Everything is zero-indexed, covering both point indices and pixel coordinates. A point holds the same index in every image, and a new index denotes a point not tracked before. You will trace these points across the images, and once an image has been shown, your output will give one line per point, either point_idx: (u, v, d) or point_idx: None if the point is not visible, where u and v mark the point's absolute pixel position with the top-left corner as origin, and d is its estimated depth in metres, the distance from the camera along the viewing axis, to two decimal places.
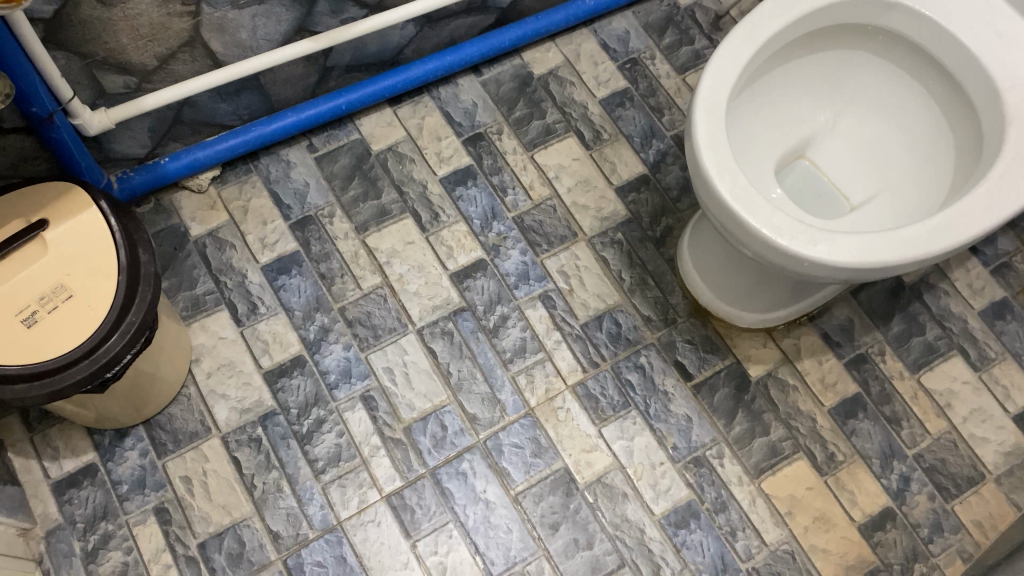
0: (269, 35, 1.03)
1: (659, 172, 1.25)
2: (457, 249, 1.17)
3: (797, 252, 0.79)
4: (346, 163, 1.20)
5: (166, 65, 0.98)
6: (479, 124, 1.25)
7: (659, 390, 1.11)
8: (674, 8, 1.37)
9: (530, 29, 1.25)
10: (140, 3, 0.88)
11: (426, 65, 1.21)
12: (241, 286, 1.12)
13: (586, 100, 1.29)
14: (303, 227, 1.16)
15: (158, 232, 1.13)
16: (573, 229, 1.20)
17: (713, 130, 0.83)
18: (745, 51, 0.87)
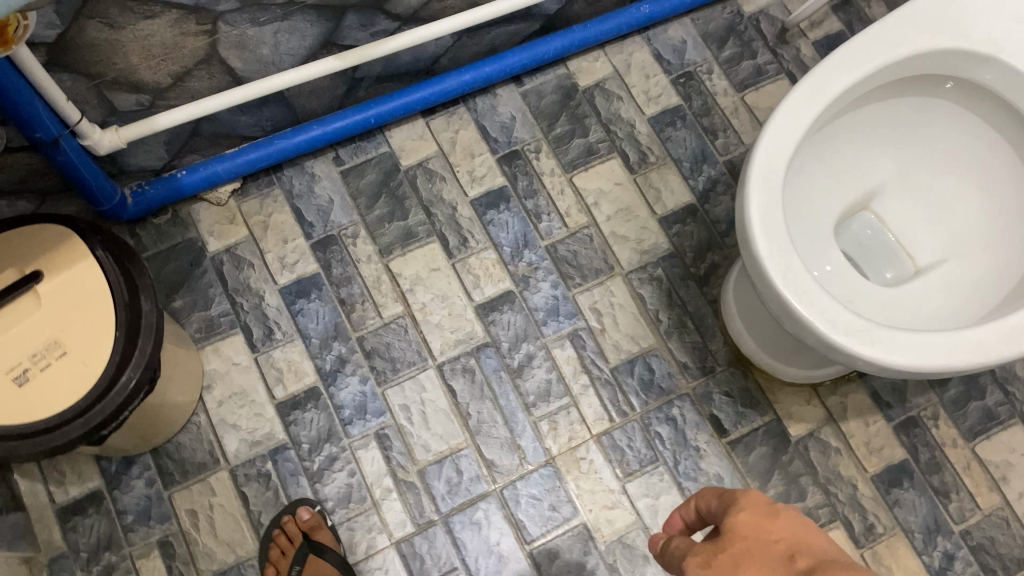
0: (292, 50, 0.96)
1: (707, 202, 1.15)
2: (484, 278, 1.11)
3: (852, 350, 0.71)
4: (373, 179, 1.14)
5: (181, 83, 0.92)
6: (516, 141, 1.17)
7: (691, 445, 1.05)
8: (737, 16, 1.25)
9: (577, 38, 1.15)
10: (151, 24, 0.82)
11: (462, 76, 1.12)
12: (257, 309, 1.07)
13: (634, 117, 1.19)
14: (325, 247, 1.11)
15: (174, 245, 1.09)
16: (610, 262, 1.12)
17: (768, 203, 0.74)
18: (811, 109, 0.78)
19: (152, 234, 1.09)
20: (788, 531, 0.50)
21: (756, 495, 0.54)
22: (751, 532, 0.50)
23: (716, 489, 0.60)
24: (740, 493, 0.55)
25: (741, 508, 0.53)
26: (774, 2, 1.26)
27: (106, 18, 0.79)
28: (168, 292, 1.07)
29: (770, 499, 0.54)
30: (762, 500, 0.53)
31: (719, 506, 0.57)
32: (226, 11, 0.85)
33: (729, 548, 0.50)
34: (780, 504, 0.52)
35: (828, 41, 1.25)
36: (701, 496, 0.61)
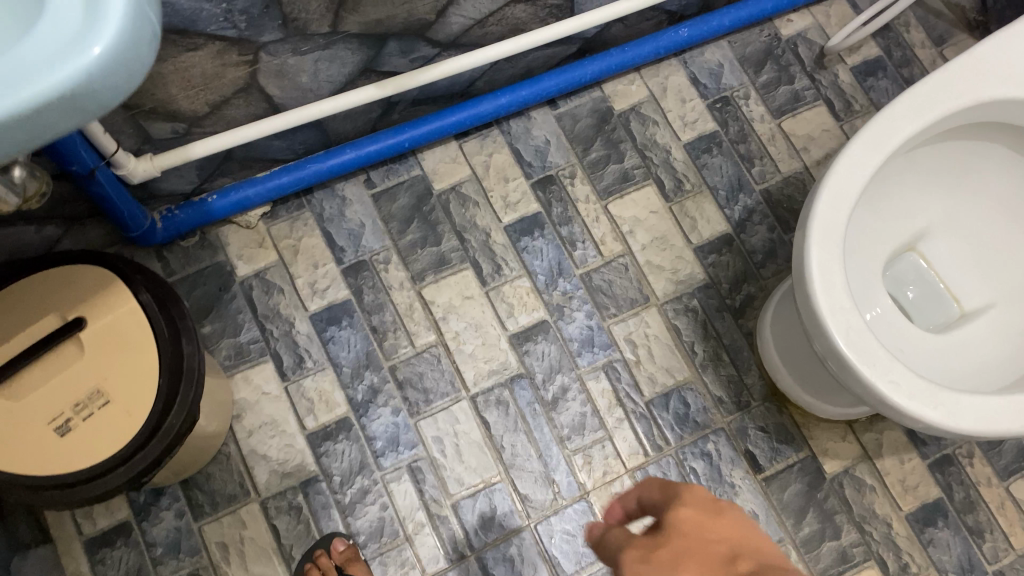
0: (331, 77, 0.94)
1: (744, 232, 1.14)
2: (517, 307, 1.09)
3: (914, 413, 0.70)
4: (405, 203, 1.12)
5: (218, 111, 0.90)
6: (550, 166, 1.15)
7: (726, 482, 1.03)
8: (775, 40, 1.22)
9: (613, 62, 1.13)
10: (193, 56, 0.80)
11: (497, 100, 1.10)
12: (287, 336, 1.05)
13: (670, 143, 1.17)
14: (356, 272, 1.09)
15: (202, 269, 1.06)
16: (645, 293, 1.10)
17: (829, 258, 0.73)
18: (872, 159, 0.76)
19: (179, 257, 1.07)
20: (729, 531, 0.48)
21: (699, 490, 0.52)
22: (693, 527, 0.48)
23: (659, 482, 0.58)
24: (684, 489, 0.53)
25: (682, 503, 0.51)
26: (812, 25, 1.24)
27: None
28: (196, 318, 1.04)
29: (714, 497, 0.51)
30: (706, 496, 0.51)
31: (661, 498, 0.55)
32: (268, 42, 0.83)
33: (672, 541, 0.47)
34: (723, 500, 0.50)
35: (867, 67, 1.22)
36: (644, 488, 0.59)
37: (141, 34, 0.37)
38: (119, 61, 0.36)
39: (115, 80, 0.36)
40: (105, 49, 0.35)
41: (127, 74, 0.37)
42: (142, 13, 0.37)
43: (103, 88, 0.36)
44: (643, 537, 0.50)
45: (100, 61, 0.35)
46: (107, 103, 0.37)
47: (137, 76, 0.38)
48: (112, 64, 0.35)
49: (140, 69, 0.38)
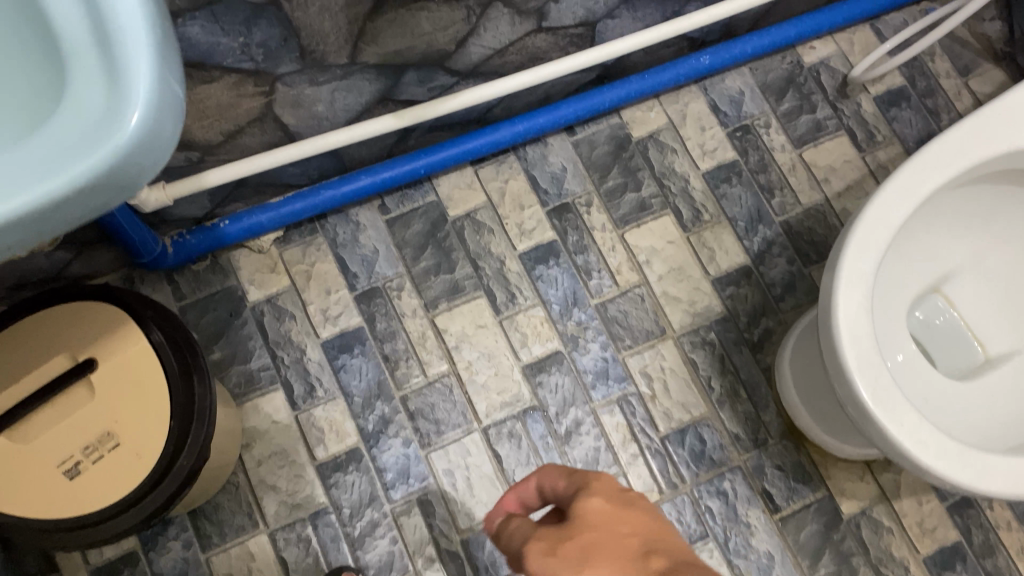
0: (348, 106, 0.92)
1: (763, 264, 1.12)
2: (531, 337, 1.07)
3: (942, 475, 0.69)
4: (420, 229, 1.10)
5: (232, 140, 0.88)
6: (567, 193, 1.13)
7: (741, 521, 1.02)
8: (797, 67, 1.20)
9: (633, 89, 1.11)
10: (208, 88, 0.78)
11: (515, 127, 1.08)
12: (298, 364, 1.04)
13: (688, 171, 1.15)
14: (369, 299, 1.07)
15: (214, 294, 1.05)
16: (661, 325, 1.09)
17: (856, 312, 0.72)
18: (901, 210, 0.75)
19: (190, 281, 1.05)
20: (639, 522, 0.46)
21: (608, 479, 0.51)
22: (602, 523, 0.46)
23: (564, 469, 0.57)
24: (593, 477, 0.52)
25: (591, 493, 0.49)
26: (835, 52, 1.22)
27: None
28: (206, 344, 1.03)
29: (623, 486, 0.51)
30: (615, 487, 0.50)
31: (568, 485, 0.54)
32: (285, 73, 0.82)
33: (580, 536, 0.45)
34: (633, 491, 0.49)
35: (891, 96, 1.20)
36: (546, 475, 0.57)
37: (170, 102, 0.36)
38: (151, 133, 0.35)
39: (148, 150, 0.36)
40: (143, 118, 0.34)
41: (159, 144, 0.36)
42: (170, 79, 0.36)
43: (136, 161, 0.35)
44: (549, 528, 0.48)
45: (138, 131, 0.34)
46: (141, 176, 0.37)
47: (168, 142, 0.37)
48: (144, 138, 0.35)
49: (171, 139, 0.38)
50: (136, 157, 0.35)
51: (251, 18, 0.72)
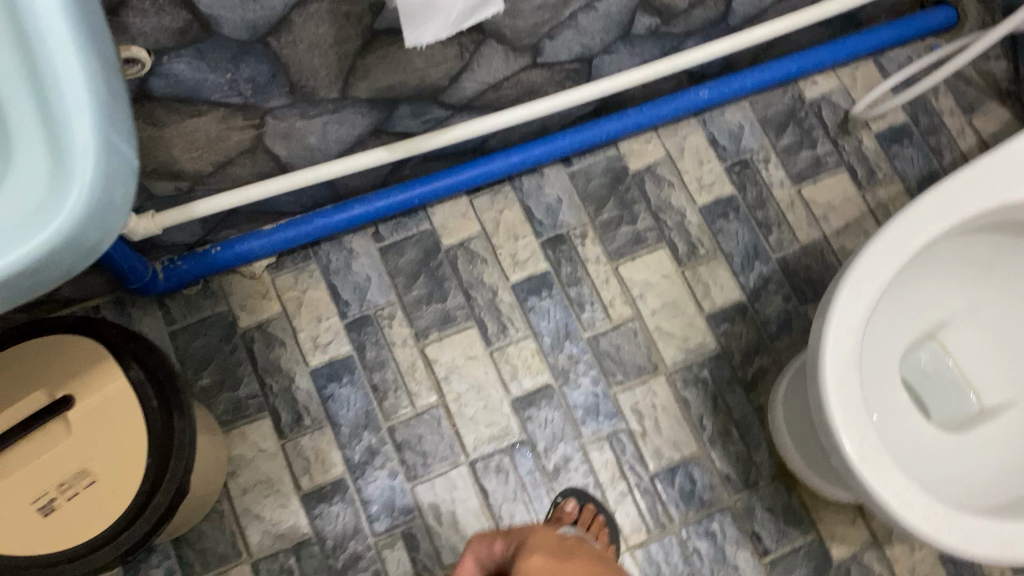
0: (340, 138, 0.92)
1: (758, 301, 1.11)
2: (522, 370, 1.06)
3: (928, 537, 0.67)
4: (413, 258, 1.10)
5: (222, 170, 0.88)
6: (562, 225, 1.13)
7: (729, 564, 1.00)
8: (798, 101, 1.19)
9: (630, 122, 1.10)
10: (196, 121, 0.78)
11: (510, 158, 1.08)
12: (287, 392, 1.03)
13: (685, 205, 1.14)
14: (359, 327, 1.06)
15: (204, 318, 1.05)
16: (654, 361, 1.07)
17: (844, 367, 0.71)
18: (892, 263, 0.74)
19: (181, 306, 1.05)
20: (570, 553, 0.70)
21: (539, 533, 0.75)
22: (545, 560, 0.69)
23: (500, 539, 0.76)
24: (526, 537, 0.74)
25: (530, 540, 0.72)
26: (837, 87, 1.21)
27: (151, 118, 0.75)
28: (194, 370, 1.02)
29: (552, 537, 0.74)
30: (547, 537, 0.73)
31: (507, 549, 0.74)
32: (275, 107, 0.81)
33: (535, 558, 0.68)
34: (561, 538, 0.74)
35: (892, 133, 1.19)
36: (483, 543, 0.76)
37: (117, 161, 0.35)
38: (99, 204, 0.35)
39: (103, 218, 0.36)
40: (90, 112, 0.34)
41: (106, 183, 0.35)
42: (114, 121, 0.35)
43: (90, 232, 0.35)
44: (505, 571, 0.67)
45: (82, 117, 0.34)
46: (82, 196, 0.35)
47: (119, 186, 0.36)
48: (95, 210, 0.35)
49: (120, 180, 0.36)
50: (89, 225, 0.35)
51: (239, 54, 0.72)
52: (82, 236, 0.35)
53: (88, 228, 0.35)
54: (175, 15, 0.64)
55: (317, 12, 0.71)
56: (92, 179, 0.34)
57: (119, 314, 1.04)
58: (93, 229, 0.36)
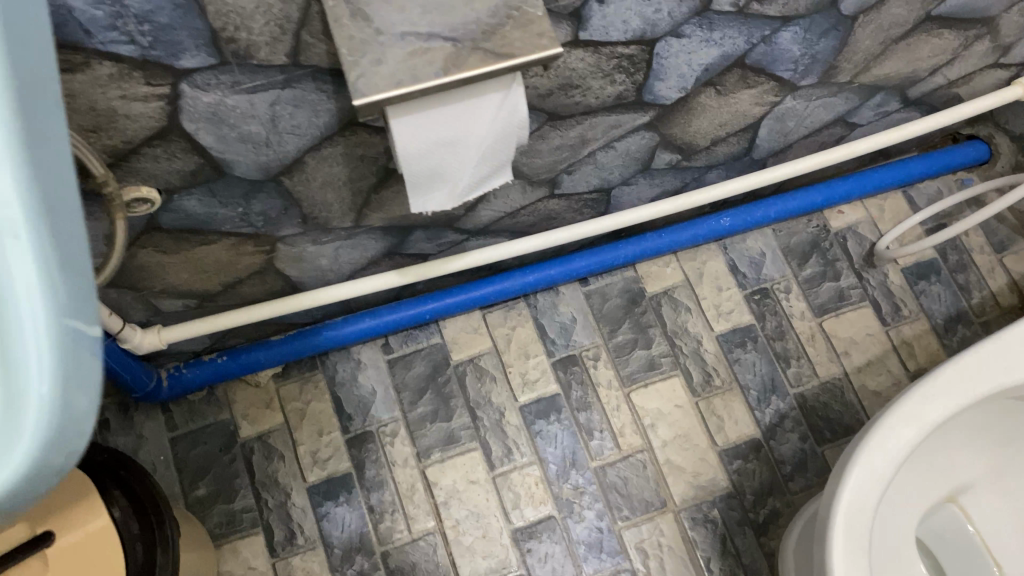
0: (353, 259, 0.91)
1: (774, 439, 1.07)
2: (525, 499, 1.02)
3: None
4: (420, 372, 1.08)
5: (231, 289, 0.88)
6: (574, 345, 1.10)
7: None
8: (823, 231, 1.18)
9: (649, 246, 1.09)
10: (207, 248, 0.78)
11: (524, 277, 1.06)
12: (282, 508, 1.00)
13: (702, 332, 1.12)
14: (360, 443, 1.04)
15: (205, 426, 1.03)
16: (662, 495, 1.03)
17: (854, 551, 0.66)
18: (908, 440, 0.71)
19: (184, 411, 1.03)
20: None
21: None
22: None
23: None
24: None
25: None
26: (863, 219, 1.19)
27: (160, 246, 0.75)
28: (191, 479, 1.00)
29: None
30: None
31: None
32: (287, 235, 0.81)
33: None
34: None
35: (919, 269, 1.17)
36: None
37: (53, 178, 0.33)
38: (69, 357, 0.32)
39: (77, 382, 0.32)
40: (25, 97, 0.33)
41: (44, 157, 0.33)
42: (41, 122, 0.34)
43: (71, 391, 0.32)
44: None
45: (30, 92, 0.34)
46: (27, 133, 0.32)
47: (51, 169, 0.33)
48: (66, 370, 0.31)
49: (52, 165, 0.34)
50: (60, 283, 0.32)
51: (250, 191, 0.71)
52: (64, 421, 0.32)
53: (64, 402, 0.31)
54: (187, 159, 0.64)
55: (332, 154, 0.70)
56: (43, 309, 0.31)
57: (122, 417, 1.02)
58: (65, 412, 0.32)
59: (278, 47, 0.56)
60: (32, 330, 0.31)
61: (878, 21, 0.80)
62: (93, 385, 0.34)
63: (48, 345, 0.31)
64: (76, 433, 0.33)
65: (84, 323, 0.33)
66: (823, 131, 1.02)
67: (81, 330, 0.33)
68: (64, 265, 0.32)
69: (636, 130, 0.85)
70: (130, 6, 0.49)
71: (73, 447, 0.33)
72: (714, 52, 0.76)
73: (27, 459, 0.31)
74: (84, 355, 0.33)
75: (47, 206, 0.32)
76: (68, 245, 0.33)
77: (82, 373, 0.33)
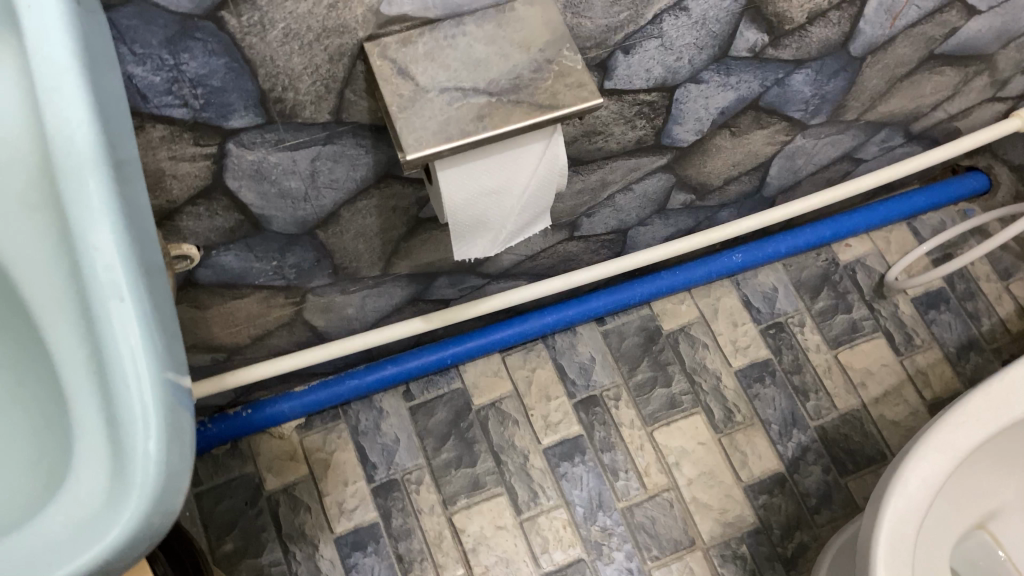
0: (378, 308, 0.92)
1: (798, 472, 1.07)
2: (554, 542, 1.02)
3: None
4: (443, 418, 1.08)
5: (259, 341, 0.88)
6: (594, 385, 1.11)
7: None
8: (832, 264, 1.20)
9: (664, 284, 1.11)
10: (240, 302, 0.79)
11: (543, 319, 1.07)
12: (310, 560, 0.99)
13: (720, 368, 1.13)
14: (386, 492, 1.04)
15: (230, 480, 1.03)
16: (690, 533, 1.03)
17: None
18: (944, 467, 0.72)
19: (208, 466, 1.03)
20: None
21: None
22: None
23: None
24: None
25: None
26: (871, 251, 1.22)
27: (195, 301, 0.75)
28: (217, 535, 1.00)
29: None
30: None
31: None
32: (317, 286, 0.82)
33: None
34: None
35: (928, 298, 1.19)
36: None
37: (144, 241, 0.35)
38: (171, 414, 0.33)
39: (179, 438, 0.34)
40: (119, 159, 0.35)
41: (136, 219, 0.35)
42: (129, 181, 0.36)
43: (174, 446, 0.33)
44: None
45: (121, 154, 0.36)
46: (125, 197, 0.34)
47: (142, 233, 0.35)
48: (168, 427, 0.33)
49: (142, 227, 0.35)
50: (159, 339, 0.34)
51: (285, 245, 0.73)
52: (170, 477, 0.33)
53: (169, 458, 0.33)
54: (228, 216, 0.66)
55: (366, 206, 0.72)
56: (149, 370, 0.32)
57: None
58: (170, 468, 0.33)
59: (323, 105, 0.58)
60: (139, 391, 0.32)
61: (884, 61, 0.83)
62: (189, 440, 0.35)
63: (155, 404, 0.33)
64: (178, 487, 0.34)
65: (179, 380, 0.35)
66: (830, 167, 1.05)
67: (178, 386, 0.35)
68: (162, 327, 0.34)
69: (654, 172, 0.88)
70: (186, 71, 0.51)
71: (176, 500, 0.35)
72: (730, 96, 0.78)
73: (138, 518, 0.32)
74: (181, 412, 0.35)
75: (143, 270, 0.34)
76: (160, 306, 0.35)
77: (180, 428, 0.34)
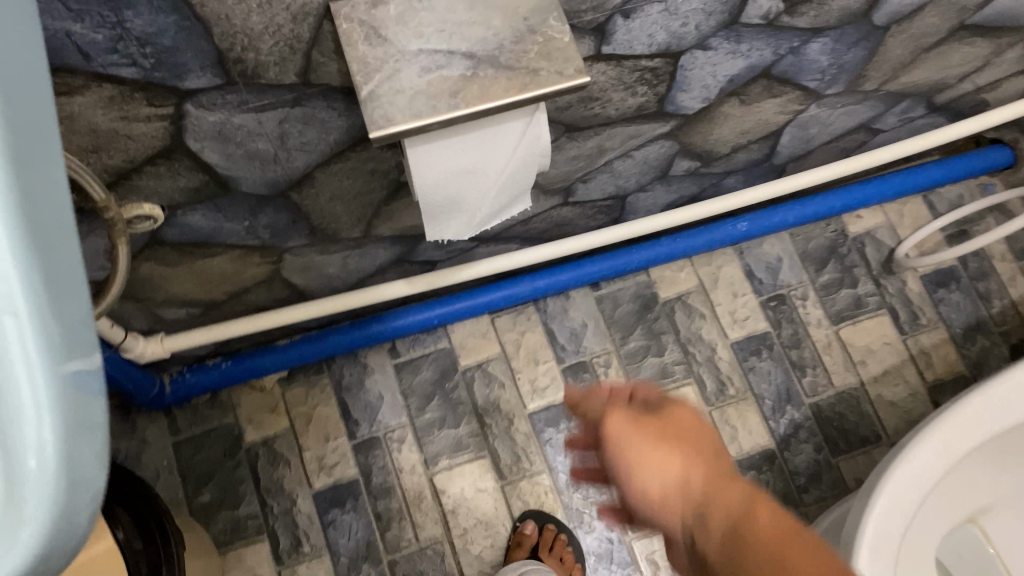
0: (361, 267, 0.89)
1: (787, 450, 1.05)
2: (534, 508, 1.01)
3: None
4: (428, 377, 1.06)
5: (236, 298, 0.85)
6: (585, 351, 1.08)
7: None
8: (841, 236, 1.15)
9: (663, 251, 1.06)
10: (211, 260, 0.75)
11: (536, 281, 1.04)
12: (287, 514, 0.99)
13: (715, 339, 1.09)
14: (367, 450, 1.02)
15: (209, 431, 1.01)
16: None
17: None
18: (936, 469, 0.69)
19: (187, 415, 1.01)
20: None
21: None
22: None
23: None
24: None
25: None
26: (883, 224, 1.16)
27: (163, 258, 0.72)
28: (195, 485, 0.99)
29: None
30: None
31: None
32: (295, 246, 0.78)
33: None
34: None
35: (938, 276, 1.14)
36: None
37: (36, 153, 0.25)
38: (76, 404, 0.25)
39: (87, 432, 0.25)
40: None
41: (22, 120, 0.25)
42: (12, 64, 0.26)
43: (81, 446, 0.25)
44: None
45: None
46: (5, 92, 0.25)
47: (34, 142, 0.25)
48: (73, 423, 0.25)
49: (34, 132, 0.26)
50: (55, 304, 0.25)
51: (256, 207, 0.69)
52: (76, 485, 0.25)
53: (73, 462, 0.25)
54: (191, 176, 0.62)
55: (341, 169, 0.67)
56: (40, 349, 0.24)
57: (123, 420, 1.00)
58: (75, 472, 0.25)
59: (287, 67, 0.53)
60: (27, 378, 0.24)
61: (910, 30, 0.77)
62: (104, 429, 0.27)
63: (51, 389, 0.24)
64: (91, 491, 0.26)
65: (88, 353, 0.26)
66: (845, 137, 0.99)
67: (85, 364, 0.26)
68: (61, 285, 0.25)
69: (656, 139, 0.82)
70: (132, 28, 0.46)
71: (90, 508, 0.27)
72: (740, 64, 0.73)
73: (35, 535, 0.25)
74: (93, 393, 0.26)
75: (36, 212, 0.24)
76: (64, 255, 0.26)
77: (91, 419, 0.26)
